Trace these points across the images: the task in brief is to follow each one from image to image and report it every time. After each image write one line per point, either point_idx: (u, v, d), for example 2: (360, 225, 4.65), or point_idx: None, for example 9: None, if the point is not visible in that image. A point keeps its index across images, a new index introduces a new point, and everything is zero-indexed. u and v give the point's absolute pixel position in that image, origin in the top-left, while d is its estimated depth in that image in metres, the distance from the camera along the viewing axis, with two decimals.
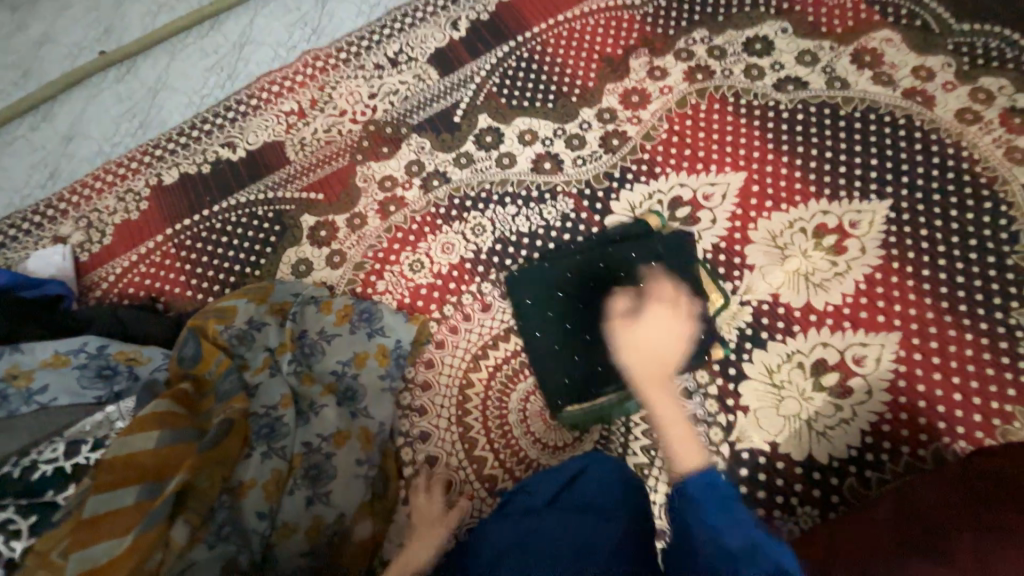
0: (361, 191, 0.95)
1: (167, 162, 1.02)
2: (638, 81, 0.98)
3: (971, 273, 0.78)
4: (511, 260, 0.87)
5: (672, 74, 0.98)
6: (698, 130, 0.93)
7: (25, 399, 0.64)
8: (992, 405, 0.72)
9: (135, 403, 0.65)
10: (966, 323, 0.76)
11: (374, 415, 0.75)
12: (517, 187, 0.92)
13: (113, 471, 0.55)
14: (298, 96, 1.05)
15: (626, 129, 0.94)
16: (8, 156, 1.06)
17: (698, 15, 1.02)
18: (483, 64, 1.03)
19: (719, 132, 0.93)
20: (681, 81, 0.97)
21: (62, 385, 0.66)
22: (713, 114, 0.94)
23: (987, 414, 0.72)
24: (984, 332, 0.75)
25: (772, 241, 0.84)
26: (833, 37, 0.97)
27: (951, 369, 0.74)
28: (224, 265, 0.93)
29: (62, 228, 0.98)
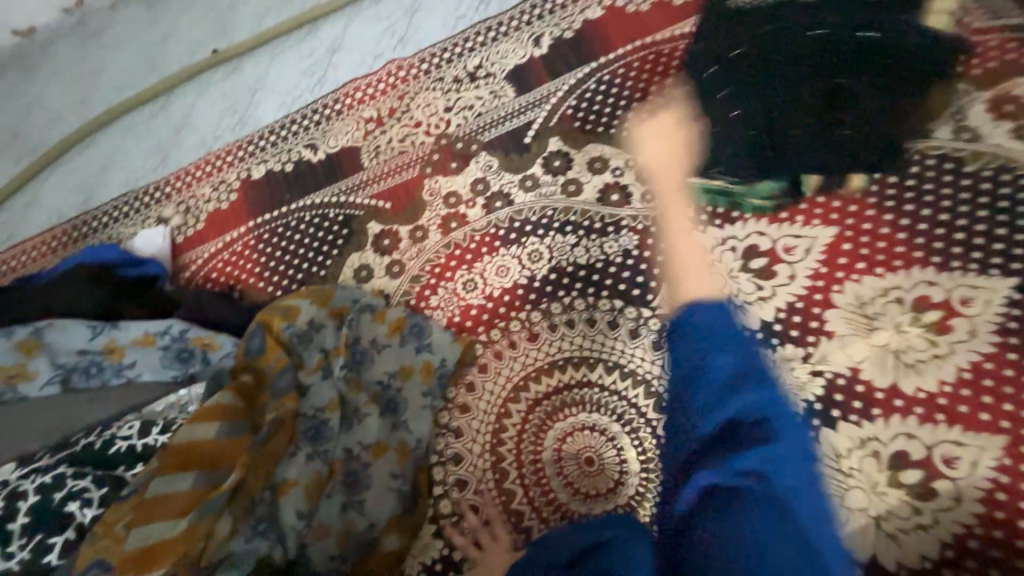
0: (426, 204, 0.98)
1: (256, 159, 1.11)
2: None
3: None
4: (564, 292, 0.85)
5: None
6: None
7: (116, 371, 0.72)
8: None
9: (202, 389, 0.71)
10: None
11: (413, 431, 0.76)
12: (579, 217, 0.89)
13: (178, 455, 0.61)
14: (379, 104, 1.09)
15: None
16: (131, 140, 1.20)
17: None
18: (561, 85, 1.01)
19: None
20: None
21: (147, 363, 0.73)
22: None
23: None
24: None
25: (859, 308, 0.75)
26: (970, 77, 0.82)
27: None
28: (294, 262, 0.99)
29: (165, 211, 1.10)
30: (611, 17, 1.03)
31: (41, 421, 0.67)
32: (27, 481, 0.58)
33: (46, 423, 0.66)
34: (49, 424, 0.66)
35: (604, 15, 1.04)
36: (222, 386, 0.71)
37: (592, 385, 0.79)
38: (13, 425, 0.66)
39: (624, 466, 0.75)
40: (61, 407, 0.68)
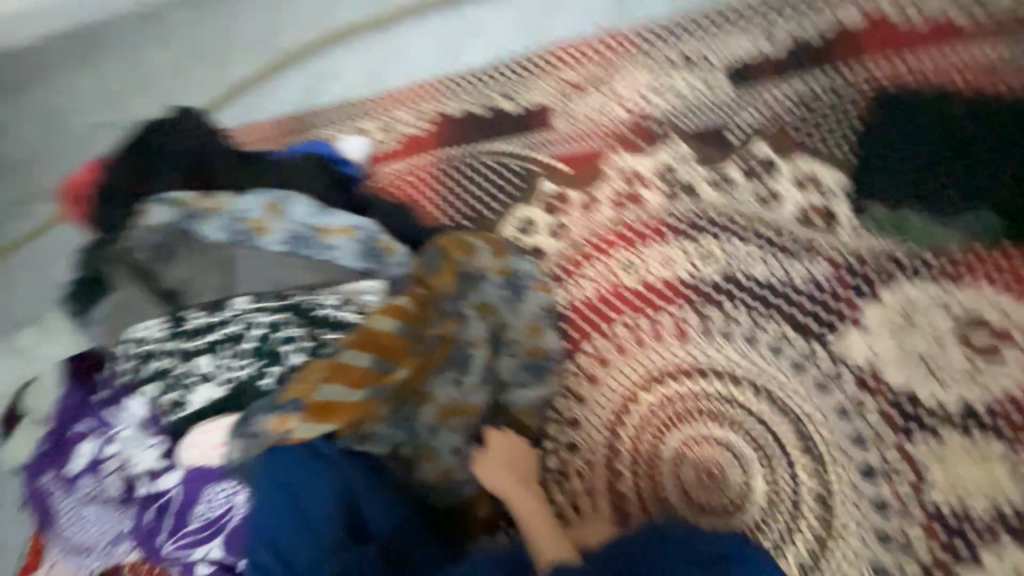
0: (604, 177, 0.98)
1: (455, 98, 1.19)
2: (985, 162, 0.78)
3: None
4: (729, 302, 0.81)
5: None
6: None
7: (316, 249, 0.81)
8: None
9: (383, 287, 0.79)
10: None
11: (540, 391, 0.80)
12: (769, 230, 0.83)
13: (364, 337, 0.70)
14: (583, 69, 1.10)
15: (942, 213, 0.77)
16: (356, 56, 1.36)
17: None
18: (788, 87, 0.93)
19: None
20: None
21: (341, 252, 0.82)
22: None
23: None
24: None
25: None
26: None
27: None
28: (467, 198, 1.06)
29: (369, 125, 1.24)
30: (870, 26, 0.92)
31: (256, 272, 0.76)
32: (251, 316, 0.70)
33: (259, 274, 0.76)
34: (263, 277, 0.76)
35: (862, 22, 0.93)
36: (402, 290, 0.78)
37: (733, 403, 0.75)
38: (234, 266, 0.75)
39: (747, 491, 0.71)
40: (271, 264, 0.77)
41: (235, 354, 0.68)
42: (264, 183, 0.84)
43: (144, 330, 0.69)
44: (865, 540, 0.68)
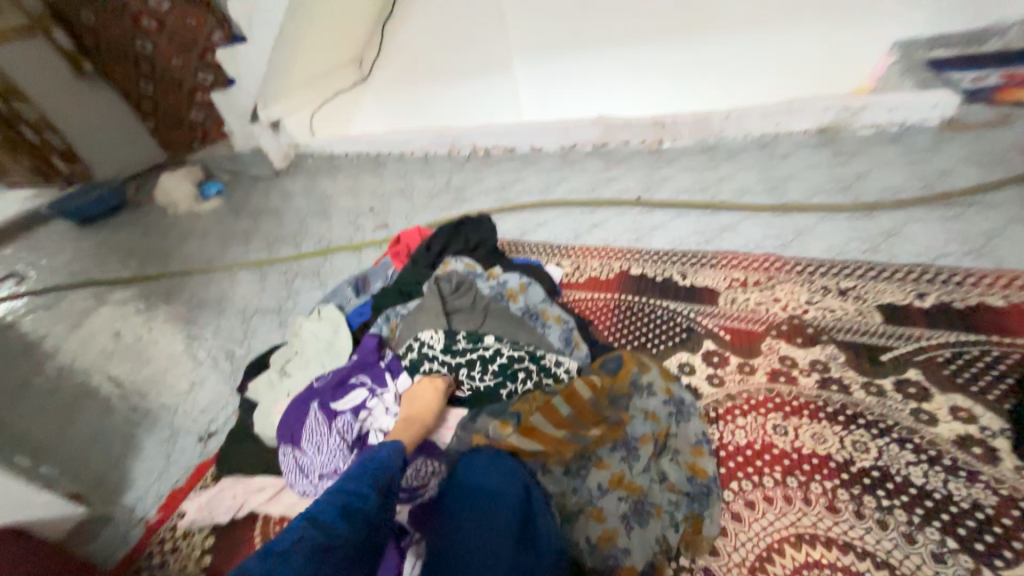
0: (761, 352, 1.18)
1: (638, 263, 1.57)
2: None
3: None
4: (883, 494, 0.87)
5: None
6: None
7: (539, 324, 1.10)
8: None
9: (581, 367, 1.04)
10: None
11: (690, 504, 0.89)
12: (925, 443, 0.92)
13: (571, 395, 0.91)
14: (748, 272, 1.41)
15: None
16: (564, 219, 1.89)
17: None
18: (938, 335, 1.11)
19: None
20: None
21: (554, 331, 1.09)
22: None
23: None
24: None
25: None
26: None
27: None
28: (635, 331, 1.31)
29: (564, 261, 1.64)
30: (1016, 312, 1.12)
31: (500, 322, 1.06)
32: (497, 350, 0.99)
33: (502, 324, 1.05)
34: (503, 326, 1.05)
35: (1006, 307, 1.14)
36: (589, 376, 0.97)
37: None
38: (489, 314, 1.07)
39: None
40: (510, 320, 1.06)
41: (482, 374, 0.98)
42: (517, 272, 1.21)
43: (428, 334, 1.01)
44: None
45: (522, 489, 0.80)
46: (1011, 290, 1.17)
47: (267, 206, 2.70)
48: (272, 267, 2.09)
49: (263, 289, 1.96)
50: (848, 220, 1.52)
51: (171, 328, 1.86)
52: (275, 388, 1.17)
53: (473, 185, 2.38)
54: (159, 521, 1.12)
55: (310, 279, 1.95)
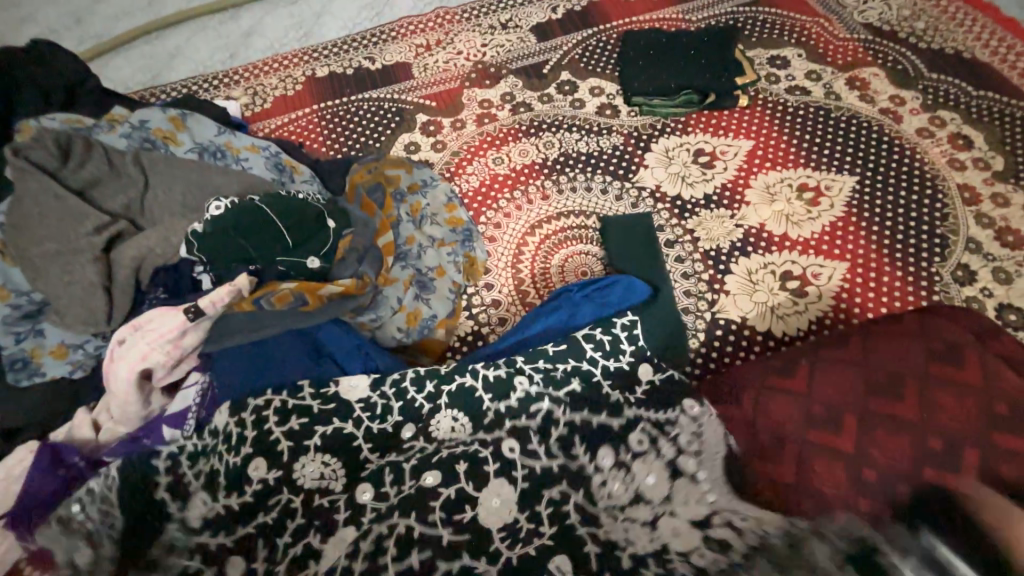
0: (464, 105, 1.24)
1: (321, 62, 1.32)
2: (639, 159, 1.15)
3: (919, 242, 1.03)
4: (568, 169, 1.14)
5: (722, 76, 1.20)
6: (733, 118, 1.19)
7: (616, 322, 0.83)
8: (897, 296, 0.98)
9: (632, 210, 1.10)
10: (908, 276, 0.99)
11: (479, 250, 1.02)
12: (583, 122, 1.21)
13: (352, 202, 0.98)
14: (428, 35, 1.36)
15: (659, 99, 1.20)
16: (200, 38, 1.37)
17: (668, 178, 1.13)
18: (572, 38, 1.34)
19: (743, 123, 1.18)
20: (720, 83, 1.19)
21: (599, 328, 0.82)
22: (747, 112, 1.20)
23: (894, 299, 0.98)
24: (921, 277, 0.99)
25: (768, 206, 1.08)
26: (768, 141, 1.15)
27: (882, 302, 0.97)
28: (354, 138, 1.20)
29: (233, 92, 1.27)
30: (609, 1, 1.41)
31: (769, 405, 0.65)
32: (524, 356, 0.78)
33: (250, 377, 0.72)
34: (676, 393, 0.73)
35: None
36: (367, 204, 0.97)
37: (589, 227, 1.07)
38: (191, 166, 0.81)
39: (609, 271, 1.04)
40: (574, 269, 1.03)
41: (541, 412, 0.72)
42: (161, 106, 0.92)
43: (80, 275, 0.71)
44: (678, 280, 1.02)
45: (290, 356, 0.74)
46: None
47: None
48: None
49: None
50: None
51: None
52: None
53: (15, 27, 1.34)
54: None
55: None
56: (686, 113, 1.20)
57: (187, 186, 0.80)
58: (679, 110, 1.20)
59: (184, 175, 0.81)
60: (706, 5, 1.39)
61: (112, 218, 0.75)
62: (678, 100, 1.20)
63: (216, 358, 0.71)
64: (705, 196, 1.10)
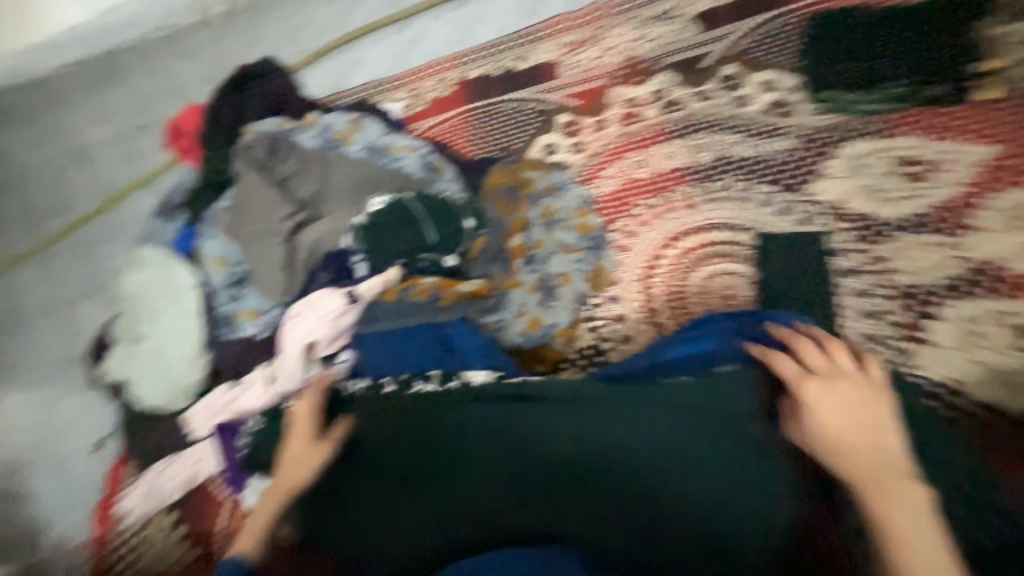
0: (609, 105, 1.18)
1: (473, 64, 1.39)
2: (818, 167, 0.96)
3: None
4: (724, 176, 1.00)
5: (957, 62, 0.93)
6: (966, 117, 0.92)
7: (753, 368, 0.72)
8: None
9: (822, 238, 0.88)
10: None
11: (609, 259, 0.96)
12: (747, 122, 1.05)
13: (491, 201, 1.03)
14: (579, 32, 1.32)
15: (855, 93, 0.98)
16: (377, 47, 1.55)
17: (858, 191, 0.92)
18: (744, 24, 1.17)
19: (980, 123, 0.90)
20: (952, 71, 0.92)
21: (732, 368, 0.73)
22: (988, 110, 0.91)
23: None
24: None
25: (1010, 236, 0.84)
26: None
27: None
28: (496, 137, 1.23)
29: (397, 95, 1.42)
30: None
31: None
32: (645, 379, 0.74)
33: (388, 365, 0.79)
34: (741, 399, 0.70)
35: None
36: (505, 206, 1.01)
37: (740, 245, 0.93)
38: (361, 166, 0.92)
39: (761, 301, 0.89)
40: (716, 283, 0.92)
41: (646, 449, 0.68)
42: (343, 110, 1.05)
43: (272, 254, 0.86)
44: (855, 321, 0.85)
45: (422, 348, 0.79)
46: None
47: None
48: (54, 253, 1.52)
49: (62, 276, 1.48)
50: None
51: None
52: (133, 357, 0.97)
53: (252, 48, 1.69)
54: (105, 530, 1.04)
55: (116, 241, 1.51)
56: (892, 110, 0.96)
57: (355, 182, 0.91)
58: (883, 107, 0.96)
59: (354, 172, 0.92)
60: None
61: (299, 207, 0.89)
62: (882, 94, 0.97)
63: (363, 340, 0.81)
64: (911, 217, 0.88)
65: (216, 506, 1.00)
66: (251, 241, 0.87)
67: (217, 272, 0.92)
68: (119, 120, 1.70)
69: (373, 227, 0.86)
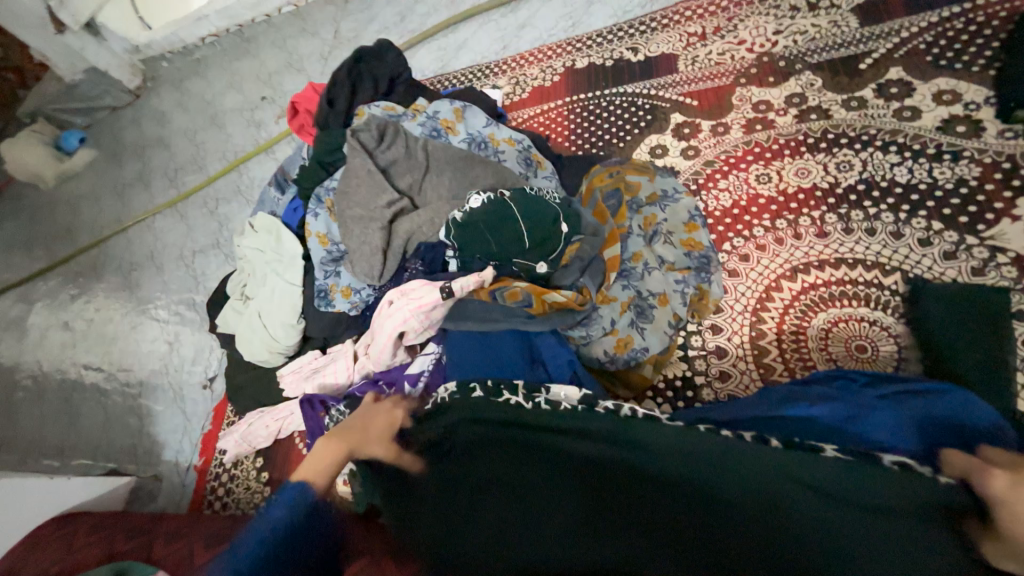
0: (733, 106, 1.05)
1: (583, 53, 1.31)
2: (1003, 206, 0.78)
3: None
4: (871, 203, 0.85)
5: None
6: None
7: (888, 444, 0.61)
8: None
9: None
10: None
11: (715, 284, 0.87)
12: (909, 139, 0.88)
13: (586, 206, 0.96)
14: (706, 22, 1.19)
15: None
16: (484, 30, 1.52)
17: None
18: (920, 19, 0.97)
19: None
20: None
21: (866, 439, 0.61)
22: None
23: None
24: None
25: None
26: None
27: None
28: (599, 134, 1.16)
29: (499, 81, 1.38)
30: None
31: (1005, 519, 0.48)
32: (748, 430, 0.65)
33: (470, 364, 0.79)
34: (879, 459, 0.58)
35: None
36: (602, 211, 0.92)
37: (882, 287, 0.79)
38: (463, 158, 0.91)
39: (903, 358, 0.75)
40: (845, 328, 0.79)
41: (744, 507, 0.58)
42: (449, 97, 1.04)
43: (369, 238, 0.87)
44: None
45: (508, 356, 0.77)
46: None
47: (138, 136, 1.89)
48: (184, 207, 1.71)
49: (189, 228, 1.66)
50: None
51: (99, 333, 1.53)
52: (240, 316, 1.06)
53: (366, 27, 1.75)
54: (205, 463, 1.17)
55: (234, 202, 1.66)
56: None
57: (457, 174, 0.90)
58: None
59: (456, 164, 0.91)
60: None
61: (400, 194, 0.90)
62: None
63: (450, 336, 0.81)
64: None
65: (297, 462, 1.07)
66: (352, 224, 0.89)
67: (318, 248, 0.96)
68: (244, 90, 1.85)
69: (468, 225, 0.82)
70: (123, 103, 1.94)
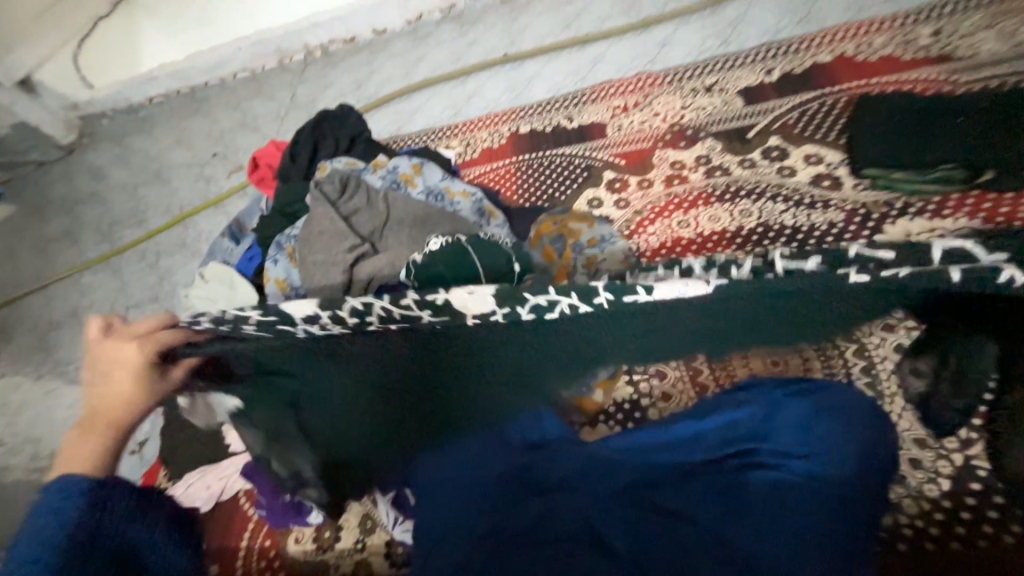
0: (654, 165, 1.24)
1: (526, 120, 1.49)
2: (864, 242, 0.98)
3: None
4: (769, 242, 1.02)
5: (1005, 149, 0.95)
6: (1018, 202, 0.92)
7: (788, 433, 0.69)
8: None
9: (945, 248, 0.62)
10: None
11: None
12: (790, 192, 1.08)
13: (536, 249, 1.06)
14: (627, 98, 1.41)
15: (901, 172, 1.01)
16: (436, 99, 1.69)
17: None
18: (788, 101, 1.23)
19: None
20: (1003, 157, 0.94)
21: None
22: None
23: None
24: None
25: None
26: None
27: None
28: (543, 188, 1.30)
29: (452, 143, 1.52)
30: (840, 62, 1.27)
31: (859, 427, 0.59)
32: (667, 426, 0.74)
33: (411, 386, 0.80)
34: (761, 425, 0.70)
35: (832, 60, 1.28)
36: (549, 253, 1.03)
37: None
38: (422, 207, 0.99)
39: None
40: None
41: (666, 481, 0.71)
42: (408, 155, 1.14)
43: (331, 281, 0.90)
44: None
45: None
46: (834, 44, 1.31)
47: (70, 191, 1.81)
48: (119, 261, 1.63)
49: (123, 284, 1.57)
50: (699, 19, 1.53)
51: (1, 403, 1.36)
52: None
53: (324, 93, 1.86)
54: None
55: (178, 256, 1.61)
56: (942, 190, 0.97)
57: (416, 222, 0.97)
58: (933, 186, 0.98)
59: (415, 213, 0.98)
60: (981, 64, 1.14)
61: (361, 240, 0.95)
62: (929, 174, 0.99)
63: None
64: None
65: (240, 526, 0.97)
66: (313, 268, 0.92)
67: (276, 293, 0.97)
68: (195, 147, 1.86)
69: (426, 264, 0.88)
70: (54, 158, 1.87)
